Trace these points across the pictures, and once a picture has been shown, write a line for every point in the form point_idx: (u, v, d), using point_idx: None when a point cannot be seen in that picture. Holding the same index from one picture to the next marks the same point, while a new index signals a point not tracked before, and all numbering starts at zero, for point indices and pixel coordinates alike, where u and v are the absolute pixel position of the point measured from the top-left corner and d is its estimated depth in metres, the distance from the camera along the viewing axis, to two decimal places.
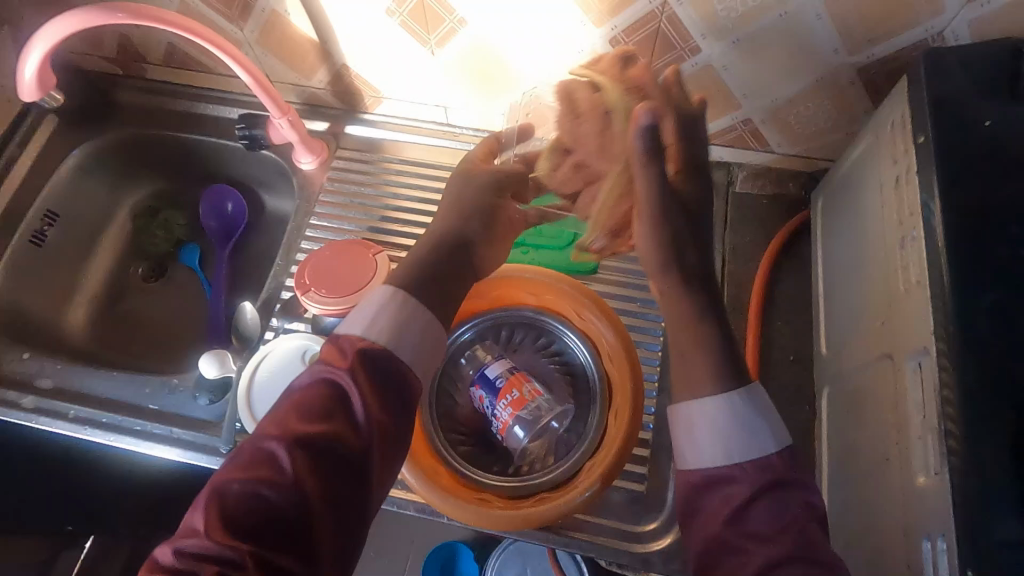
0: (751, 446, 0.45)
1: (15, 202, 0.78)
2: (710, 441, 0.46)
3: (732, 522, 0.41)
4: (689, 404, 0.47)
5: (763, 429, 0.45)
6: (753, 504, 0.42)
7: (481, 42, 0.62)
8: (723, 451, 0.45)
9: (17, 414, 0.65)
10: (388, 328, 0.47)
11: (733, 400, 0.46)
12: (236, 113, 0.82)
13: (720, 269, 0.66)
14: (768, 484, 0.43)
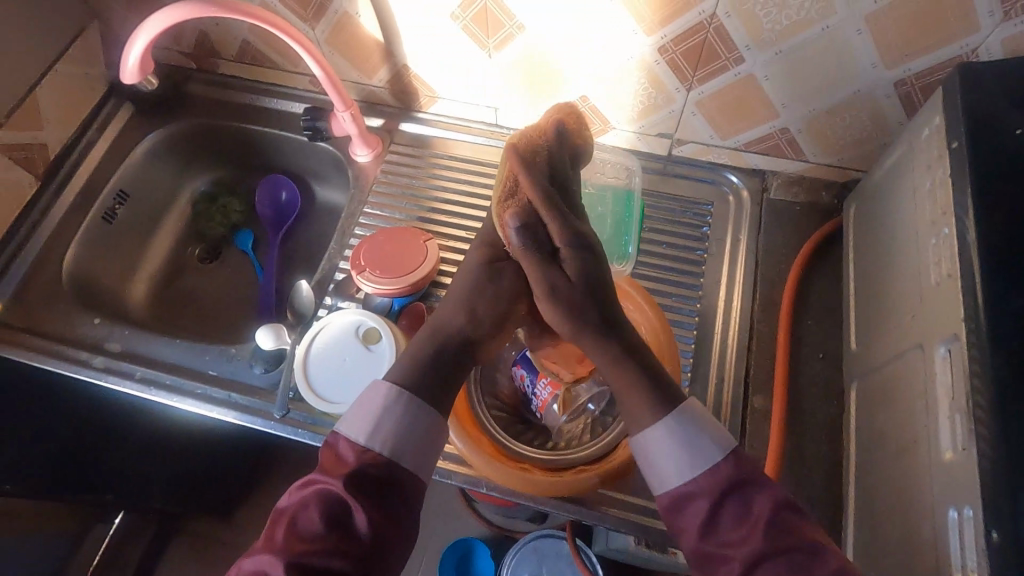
0: (698, 460, 0.47)
1: (91, 181, 0.84)
2: (667, 466, 0.48)
3: (705, 536, 0.45)
4: (638, 433, 0.50)
5: (705, 441, 0.48)
6: (716, 515, 0.45)
7: (536, 47, 0.67)
8: (680, 469, 0.48)
9: (87, 372, 0.70)
10: (393, 430, 0.47)
11: (667, 420, 0.49)
12: (300, 107, 0.88)
13: (752, 270, 0.69)
14: (726, 492, 0.46)
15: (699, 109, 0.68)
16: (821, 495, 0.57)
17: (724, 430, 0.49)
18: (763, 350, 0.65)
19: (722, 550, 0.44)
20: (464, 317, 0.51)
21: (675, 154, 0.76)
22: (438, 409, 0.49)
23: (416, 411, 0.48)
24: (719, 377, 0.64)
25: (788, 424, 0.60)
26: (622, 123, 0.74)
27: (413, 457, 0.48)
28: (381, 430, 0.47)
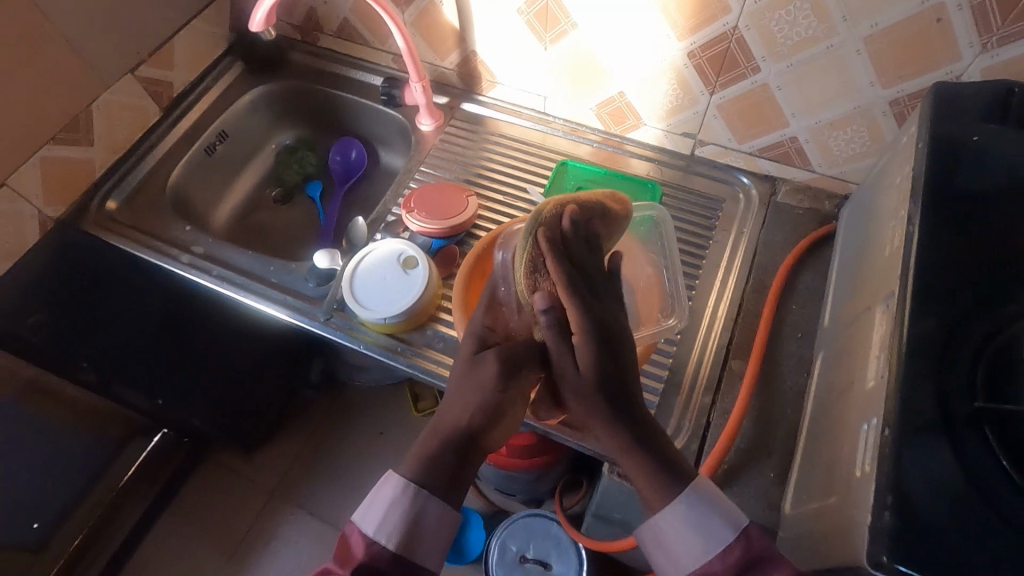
0: (711, 541, 0.49)
1: (201, 119, 1.00)
2: (678, 549, 0.50)
3: None
4: (650, 520, 0.51)
5: (713, 521, 0.49)
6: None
7: (586, 45, 0.79)
8: (697, 551, 0.49)
9: (174, 265, 0.84)
10: (399, 527, 0.49)
11: (678, 503, 0.50)
12: (379, 80, 1.02)
13: (749, 260, 0.78)
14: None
15: (719, 112, 0.78)
16: (778, 449, 0.64)
17: (733, 507, 0.51)
18: (747, 326, 0.73)
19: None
20: (462, 411, 0.53)
21: (697, 154, 0.86)
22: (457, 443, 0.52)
23: (422, 503, 0.49)
24: (704, 342, 0.72)
25: (759, 387, 0.68)
26: (651, 120, 0.85)
27: (422, 548, 0.49)
28: (390, 524, 0.49)
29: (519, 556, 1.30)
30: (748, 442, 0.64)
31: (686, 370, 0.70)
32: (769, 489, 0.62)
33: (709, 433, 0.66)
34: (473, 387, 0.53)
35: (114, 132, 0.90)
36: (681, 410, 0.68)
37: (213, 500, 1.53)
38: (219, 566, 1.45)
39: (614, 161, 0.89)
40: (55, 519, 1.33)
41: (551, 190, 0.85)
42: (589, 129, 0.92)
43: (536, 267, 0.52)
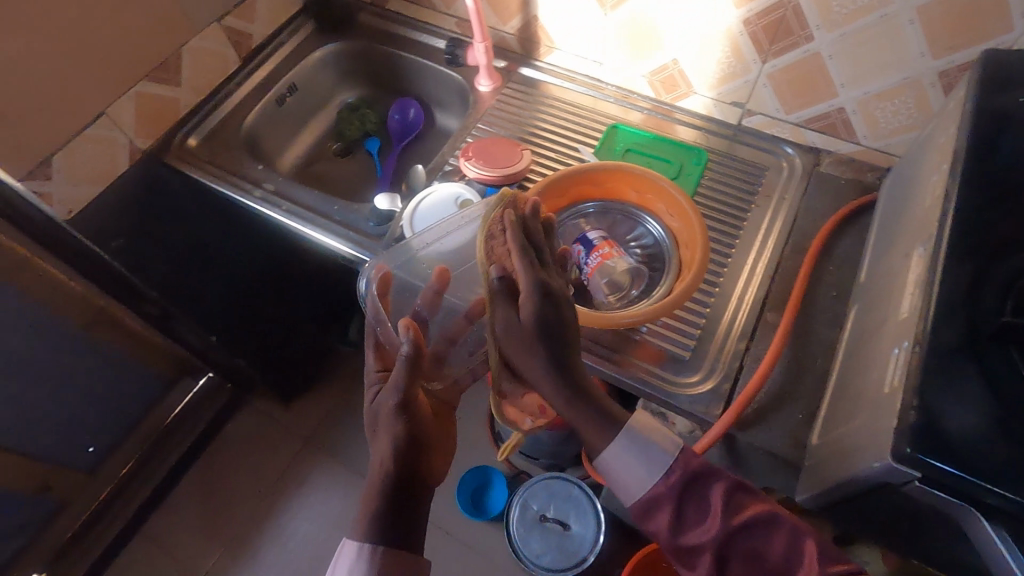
0: (656, 466, 0.56)
1: (274, 72, 1.07)
2: (629, 477, 0.57)
3: (679, 535, 0.53)
4: (602, 453, 0.58)
5: (654, 447, 0.57)
6: (681, 515, 0.54)
7: (646, 11, 0.83)
8: (645, 477, 0.56)
9: (247, 198, 0.91)
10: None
11: (620, 437, 0.57)
12: (442, 43, 1.08)
13: (789, 224, 0.81)
14: (684, 492, 0.55)
15: (770, 81, 0.82)
16: (807, 394, 0.67)
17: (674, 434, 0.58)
18: (784, 283, 0.76)
19: (694, 543, 0.52)
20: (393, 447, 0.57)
21: (744, 124, 0.90)
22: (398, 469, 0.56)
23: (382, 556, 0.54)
24: (741, 295, 0.75)
25: (793, 337, 0.71)
26: (702, 88, 0.89)
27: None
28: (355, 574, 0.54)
29: (540, 515, 1.34)
30: (779, 385, 0.68)
31: (722, 320, 0.74)
32: (797, 428, 0.65)
33: (742, 376, 0.69)
34: (385, 431, 0.58)
35: (198, 77, 0.97)
36: (715, 354, 0.71)
37: (250, 443, 1.61)
38: (254, 503, 1.53)
39: (662, 127, 0.93)
40: (108, 446, 1.46)
41: (601, 150, 0.90)
42: (640, 96, 0.96)
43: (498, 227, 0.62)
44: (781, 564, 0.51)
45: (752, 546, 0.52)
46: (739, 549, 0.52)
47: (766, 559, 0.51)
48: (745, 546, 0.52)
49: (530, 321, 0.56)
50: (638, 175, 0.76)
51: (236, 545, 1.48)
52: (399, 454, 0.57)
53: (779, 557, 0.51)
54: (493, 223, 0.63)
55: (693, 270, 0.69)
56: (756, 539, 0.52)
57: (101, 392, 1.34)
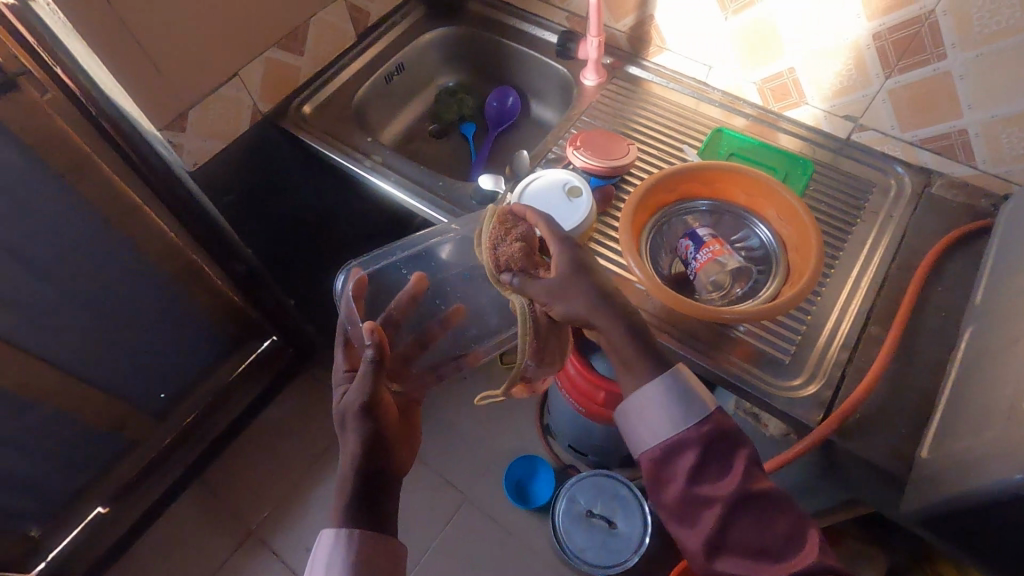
0: (688, 415, 0.61)
1: (386, 50, 1.11)
2: (657, 417, 0.62)
3: (692, 484, 0.58)
4: (637, 394, 0.64)
5: (693, 396, 0.62)
6: (701, 468, 0.59)
7: (770, 17, 0.84)
8: (672, 423, 0.61)
9: (357, 166, 0.96)
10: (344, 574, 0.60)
11: (661, 383, 0.63)
12: (550, 35, 1.10)
13: (897, 241, 0.81)
14: (710, 448, 0.60)
15: (890, 97, 0.82)
16: (913, 409, 0.66)
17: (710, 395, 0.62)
18: (888, 299, 0.76)
19: (707, 494, 0.57)
20: (359, 447, 0.62)
21: (853, 139, 0.90)
22: (363, 459, 0.62)
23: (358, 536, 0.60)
24: (844, 307, 0.75)
25: (899, 352, 0.70)
26: (815, 99, 0.89)
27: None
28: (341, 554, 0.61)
29: (586, 510, 1.35)
30: (884, 397, 0.67)
31: (824, 328, 0.74)
32: (900, 442, 0.65)
33: (843, 385, 0.70)
34: (349, 430, 0.63)
35: (319, 48, 1.02)
36: (815, 361, 0.72)
37: (303, 406, 1.63)
38: (306, 465, 1.55)
39: (766, 135, 0.93)
40: (176, 394, 1.44)
41: (706, 151, 0.91)
42: (746, 103, 0.96)
43: (509, 226, 0.69)
44: (785, 541, 0.55)
45: (760, 520, 0.56)
46: (748, 510, 0.56)
47: (774, 529, 0.56)
48: (755, 510, 0.56)
49: (564, 270, 0.63)
50: (753, 178, 0.77)
51: (287, 504, 1.50)
52: (365, 455, 0.62)
53: (786, 534, 0.56)
54: (495, 229, 0.69)
55: (807, 273, 0.69)
56: (768, 509, 0.56)
57: (180, 341, 1.35)
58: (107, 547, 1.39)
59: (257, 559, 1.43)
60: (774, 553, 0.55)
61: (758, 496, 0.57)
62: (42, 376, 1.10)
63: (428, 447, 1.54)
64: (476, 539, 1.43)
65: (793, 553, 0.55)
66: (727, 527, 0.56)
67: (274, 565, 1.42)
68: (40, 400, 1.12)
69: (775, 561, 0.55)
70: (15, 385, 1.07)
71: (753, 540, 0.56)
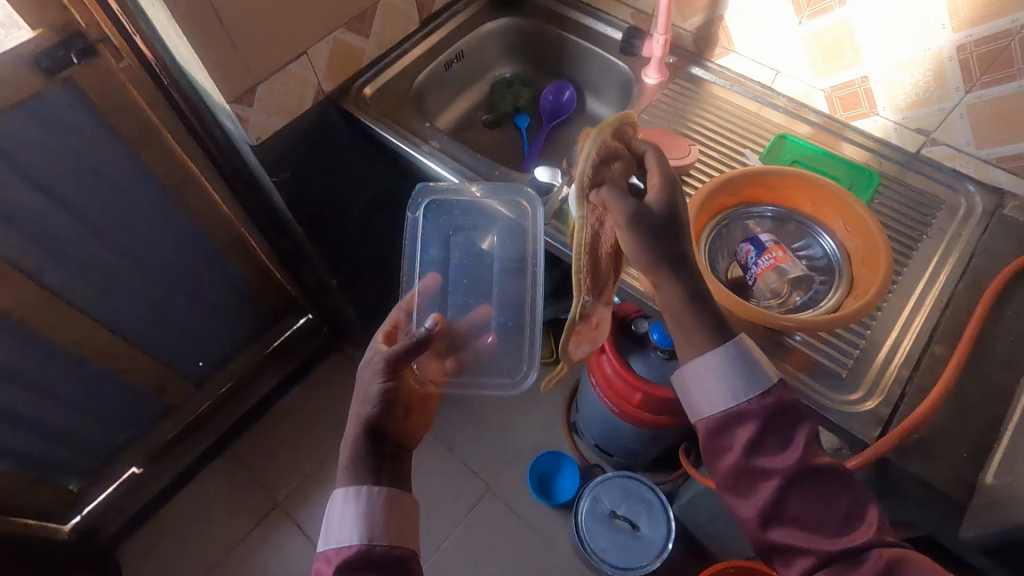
0: (748, 386, 0.60)
1: (448, 38, 1.12)
2: (717, 386, 0.62)
3: (749, 456, 0.57)
4: (696, 362, 0.63)
5: (757, 368, 0.61)
6: (760, 440, 0.58)
7: (848, 23, 0.82)
8: (731, 394, 0.61)
9: (415, 150, 0.97)
10: (363, 520, 0.61)
11: (724, 352, 0.62)
12: (613, 31, 1.09)
13: (966, 260, 0.78)
14: (770, 420, 0.58)
15: (968, 112, 0.80)
16: (977, 434, 0.64)
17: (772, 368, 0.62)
18: (954, 320, 0.74)
19: (764, 467, 0.56)
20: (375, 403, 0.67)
21: (923, 154, 0.87)
22: (385, 412, 0.67)
23: (377, 493, 0.63)
24: (907, 324, 0.73)
25: (963, 374, 0.68)
26: (886, 111, 0.87)
27: (409, 533, 0.63)
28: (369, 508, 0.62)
29: (610, 511, 1.34)
30: (946, 419, 0.66)
31: (884, 344, 0.72)
32: (961, 466, 0.63)
33: (903, 404, 0.68)
34: (368, 387, 0.68)
35: (385, 32, 1.03)
36: (872, 376, 0.70)
37: (337, 384, 1.65)
38: (334, 441, 1.57)
39: (829, 144, 0.92)
40: (215, 363, 1.48)
41: (768, 156, 0.89)
42: (812, 110, 0.94)
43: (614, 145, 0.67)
44: (840, 518, 0.54)
45: (817, 497, 0.55)
46: (805, 485, 0.55)
47: (833, 506, 0.54)
48: (813, 485, 0.55)
49: (665, 212, 0.63)
50: (821, 187, 0.76)
51: (313, 479, 1.52)
52: (374, 413, 0.66)
53: (841, 512, 0.54)
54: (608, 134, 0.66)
55: (874, 285, 0.68)
56: (826, 484, 0.55)
57: (224, 311, 1.37)
58: (139, 506, 1.44)
59: (280, 531, 1.45)
60: (829, 530, 0.54)
61: (817, 472, 0.55)
62: (95, 336, 1.13)
63: (453, 434, 1.55)
64: (497, 529, 1.43)
65: (849, 531, 0.54)
66: (782, 500, 0.55)
67: (296, 539, 1.45)
68: (91, 359, 1.16)
69: (828, 537, 0.54)
70: (69, 343, 1.10)
71: (806, 515, 0.55)
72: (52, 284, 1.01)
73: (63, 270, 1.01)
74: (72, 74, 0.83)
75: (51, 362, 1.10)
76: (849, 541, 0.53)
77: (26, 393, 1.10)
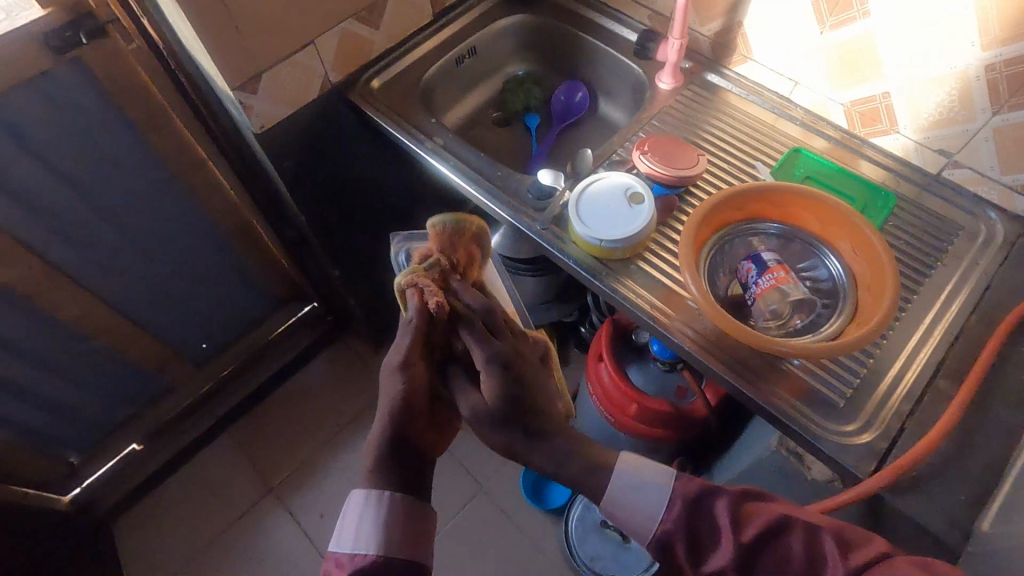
0: (655, 499, 0.53)
1: (461, 33, 1.10)
2: (632, 517, 0.53)
3: (701, 568, 0.50)
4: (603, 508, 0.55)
5: (647, 476, 0.55)
6: (695, 545, 0.51)
7: (871, 36, 0.79)
8: (648, 514, 0.53)
9: (418, 145, 0.96)
10: (384, 533, 0.49)
11: (609, 483, 0.54)
12: (629, 32, 1.06)
13: (981, 291, 0.75)
14: (693, 519, 0.52)
15: (994, 135, 0.75)
16: (977, 474, 0.61)
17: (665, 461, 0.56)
18: (963, 353, 0.70)
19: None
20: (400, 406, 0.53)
21: (944, 176, 0.83)
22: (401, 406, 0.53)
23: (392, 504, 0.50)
24: (912, 355, 0.70)
25: (967, 413, 0.65)
26: (907, 129, 0.83)
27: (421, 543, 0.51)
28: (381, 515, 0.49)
29: (601, 520, 1.32)
30: (945, 458, 0.63)
31: (886, 374, 0.69)
32: (957, 509, 0.60)
33: (901, 439, 0.65)
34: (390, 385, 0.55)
35: (395, 24, 1.02)
36: (870, 407, 0.67)
37: (338, 373, 1.65)
38: (333, 429, 1.57)
39: (845, 160, 0.88)
40: (218, 345, 1.48)
41: (780, 171, 0.86)
42: (829, 124, 0.91)
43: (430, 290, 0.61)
44: (807, 571, 0.48)
45: (779, 569, 0.48)
46: (761, 569, 0.49)
47: (794, 569, 0.48)
48: (766, 565, 0.48)
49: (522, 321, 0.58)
50: (830, 207, 0.73)
51: (309, 466, 1.52)
52: (397, 411, 0.53)
53: (804, 561, 0.48)
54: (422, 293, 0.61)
55: (878, 313, 0.65)
56: (775, 549, 0.49)
57: (228, 295, 1.38)
58: (139, 480, 1.46)
59: (274, 516, 1.46)
60: None
61: (759, 542, 0.49)
62: (99, 313, 1.14)
63: None
64: (488, 529, 1.42)
65: None
66: None
67: (288, 524, 1.45)
68: (92, 336, 1.16)
69: None
70: (72, 320, 1.11)
71: None
72: (58, 260, 1.01)
73: (67, 247, 1.01)
74: (80, 54, 0.82)
75: (54, 336, 1.11)
76: None
77: (29, 366, 1.12)
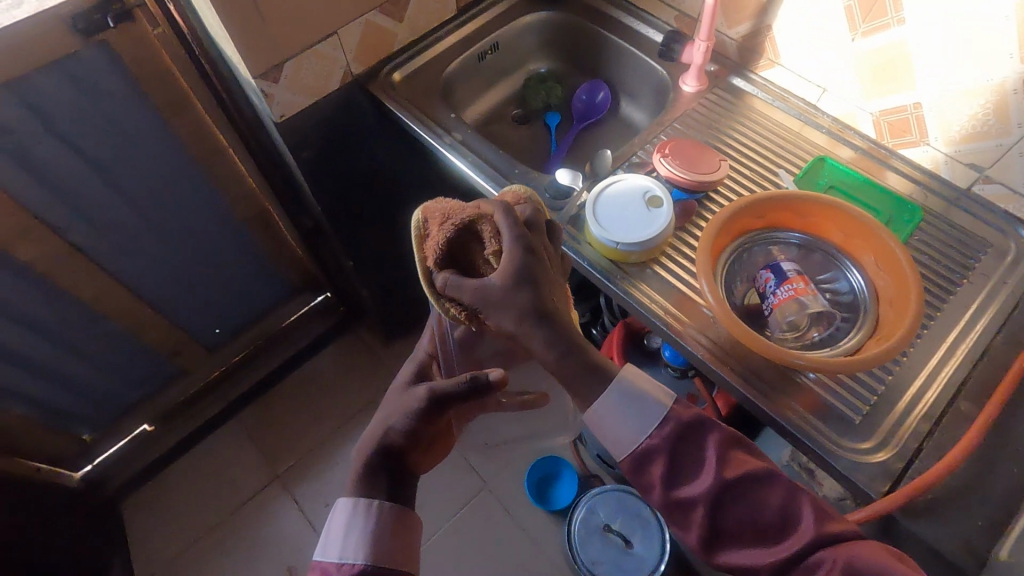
0: (649, 417, 0.55)
1: (484, 28, 1.09)
2: (620, 429, 0.55)
3: (672, 489, 0.53)
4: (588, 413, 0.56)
5: (647, 396, 0.55)
6: (673, 472, 0.53)
7: (905, 44, 0.76)
8: (635, 431, 0.55)
9: (435, 139, 0.95)
10: (372, 543, 0.53)
11: (606, 394, 0.56)
12: (654, 33, 1.05)
13: (1008, 311, 0.72)
14: (679, 448, 0.54)
15: None
16: (995, 500, 0.60)
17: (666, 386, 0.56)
18: (986, 374, 0.68)
19: (686, 498, 0.52)
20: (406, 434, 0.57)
21: (974, 191, 0.81)
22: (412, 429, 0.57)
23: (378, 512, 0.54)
24: (933, 374, 0.68)
25: (988, 436, 0.63)
26: (937, 141, 0.81)
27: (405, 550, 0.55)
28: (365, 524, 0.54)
29: (604, 524, 1.32)
30: (963, 481, 0.61)
31: (905, 392, 0.67)
32: (972, 534, 0.58)
33: (917, 459, 0.64)
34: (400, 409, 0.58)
35: (418, 17, 1.01)
36: (887, 426, 0.66)
37: (348, 364, 1.66)
38: (340, 419, 1.58)
39: (871, 170, 0.86)
40: (231, 330, 1.49)
41: (803, 179, 0.84)
42: (857, 133, 0.89)
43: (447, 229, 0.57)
44: (776, 520, 0.51)
45: (749, 509, 0.51)
46: (731, 503, 0.51)
47: (763, 515, 0.51)
48: (737, 501, 0.51)
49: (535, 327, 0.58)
50: (853, 217, 0.71)
51: (315, 455, 1.53)
52: (403, 437, 0.57)
53: (775, 511, 0.51)
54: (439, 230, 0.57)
55: (900, 329, 0.63)
56: (752, 494, 0.51)
57: (242, 282, 1.39)
58: (149, 460, 1.48)
59: (278, 503, 1.47)
60: (770, 536, 0.51)
61: (739, 484, 0.51)
62: (115, 295, 1.15)
63: None
64: (490, 526, 1.42)
65: (791, 532, 0.50)
66: (715, 527, 0.51)
67: (292, 511, 1.46)
68: (109, 316, 1.18)
69: (771, 542, 0.50)
70: (89, 300, 1.12)
71: (743, 531, 0.51)
72: (78, 241, 1.03)
73: (88, 228, 1.02)
74: (106, 37, 0.83)
75: (72, 315, 1.12)
76: (790, 550, 0.49)
77: (46, 344, 1.13)
